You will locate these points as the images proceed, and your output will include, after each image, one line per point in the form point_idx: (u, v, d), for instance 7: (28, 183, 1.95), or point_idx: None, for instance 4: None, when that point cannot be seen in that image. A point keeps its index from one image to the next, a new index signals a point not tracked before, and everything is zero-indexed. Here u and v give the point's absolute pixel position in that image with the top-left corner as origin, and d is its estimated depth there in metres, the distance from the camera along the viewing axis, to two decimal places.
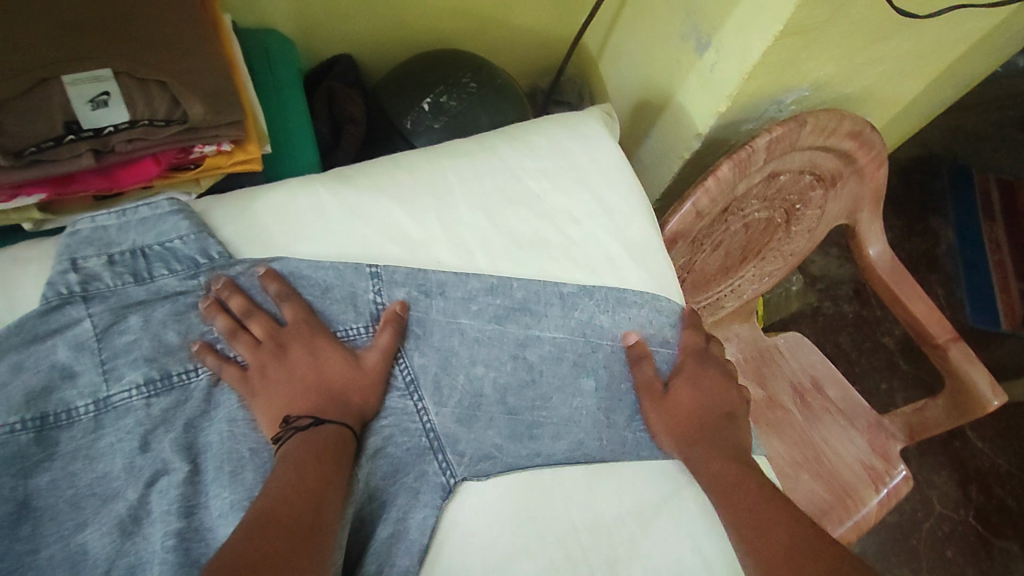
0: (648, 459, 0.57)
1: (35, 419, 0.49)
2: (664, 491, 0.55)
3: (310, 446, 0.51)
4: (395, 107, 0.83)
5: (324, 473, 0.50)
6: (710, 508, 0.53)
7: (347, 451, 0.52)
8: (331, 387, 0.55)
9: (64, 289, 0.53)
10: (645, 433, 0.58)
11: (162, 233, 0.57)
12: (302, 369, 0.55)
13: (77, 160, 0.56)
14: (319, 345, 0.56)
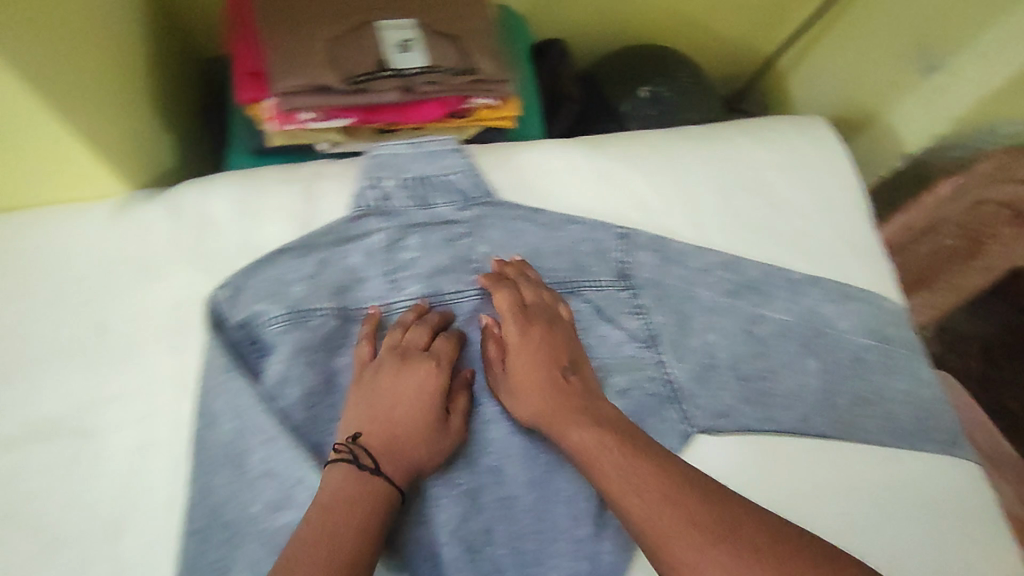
0: (565, 408, 0.53)
1: (339, 309, 0.59)
2: (633, 468, 0.47)
3: (345, 511, 0.45)
4: (613, 92, 0.86)
5: (338, 537, 0.44)
6: (666, 484, 0.45)
7: (388, 509, 0.47)
8: (397, 429, 0.51)
9: (368, 203, 0.62)
10: (550, 388, 0.54)
11: (445, 167, 0.64)
12: (390, 398, 0.52)
13: (380, 95, 0.62)
14: (415, 374, 0.54)
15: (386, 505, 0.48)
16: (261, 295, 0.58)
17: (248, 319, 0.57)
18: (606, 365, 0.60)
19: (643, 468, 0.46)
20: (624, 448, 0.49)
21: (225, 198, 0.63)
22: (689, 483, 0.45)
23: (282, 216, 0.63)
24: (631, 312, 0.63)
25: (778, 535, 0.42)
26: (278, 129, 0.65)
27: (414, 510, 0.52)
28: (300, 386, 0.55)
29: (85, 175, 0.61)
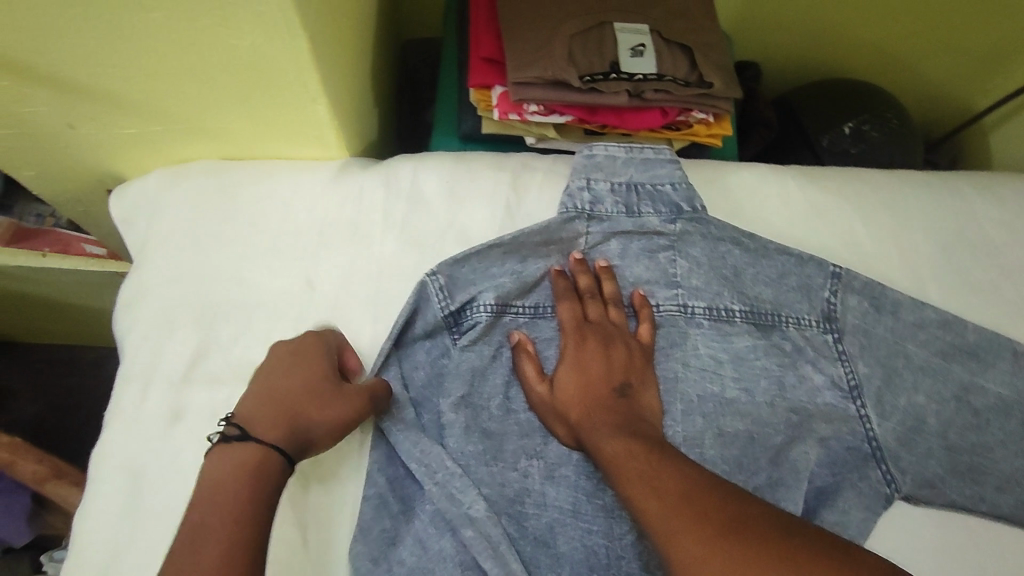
0: (584, 402, 0.52)
1: (532, 307, 0.59)
2: (681, 484, 0.45)
3: (230, 489, 0.42)
4: (813, 124, 0.83)
5: (248, 512, 0.41)
6: (702, 501, 0.43)
7: (283, 476, 0.45)
8: (292, 404, 0.48)
9: (577, 205, 0.60)
10: (597, 393, 0.53)
11: (657, 177, 0.62)
12: (277, 380, 0.49)
13: (608, 95, 0.62)
14: (311, 358, 0.51)
15: (280, 479, 0.45)
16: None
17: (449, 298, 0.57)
18: (802, 407, 0.57)
19: (671, 478, 0.46)
20: (655, 459, 0.47)
21: (436, 177, 0.64)
22: (712, 495, 0.44)
23: (489, 204, 0.63)
24: (833, 356, 0.59)
25: (789, 550, 0.39)
26: (495, 119, 0.66)
27: (584, 517, 0.52)
28: (486, 376, 0.56)
29: (310, 129, 0.62)
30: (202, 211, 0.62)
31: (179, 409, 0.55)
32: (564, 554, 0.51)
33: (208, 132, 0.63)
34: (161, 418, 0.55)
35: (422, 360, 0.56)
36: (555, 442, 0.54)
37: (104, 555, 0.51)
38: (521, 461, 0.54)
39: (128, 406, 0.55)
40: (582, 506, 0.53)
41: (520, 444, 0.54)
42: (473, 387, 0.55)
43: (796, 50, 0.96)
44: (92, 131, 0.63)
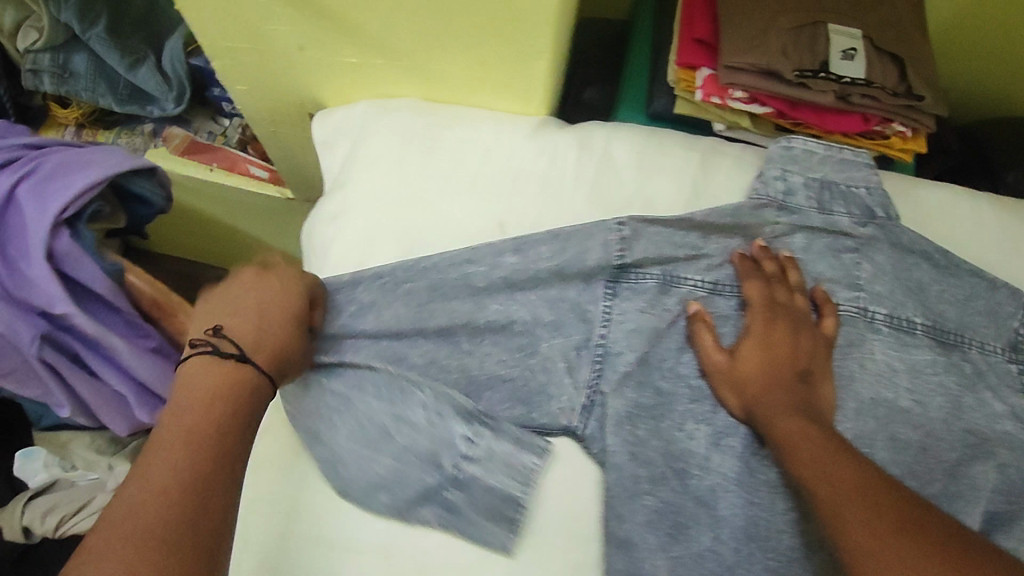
0: (765, 384, 0.53)
1: (710, 283, 0.59)
2: (849, 471, 0.46)
3: (195, 398, 0.44)
4: (1009, 158, 0.80)
5: (217, 409, 0.44)
6: (872, 490, 0.44)
7: (257, 397, 0.47)
8: (269, 319, 0.51)
9: (772, 195, 0.60)
10: (782, 377, 0.53)
11: (853, 179, 0.61)
12: (253, 296, 0.51)
13: (815, 93, 0.61)
14: (292, 286, 0.54)
15: (256, 389, 0.47)
16: (647, 251, 0.59)
17: (630, 263, 0.59)
18: (978, 429, 0.56)
19: (844, 467, 0.46)
20: (830, 448, 0.48)
21: (629, 144, 0.65)
22: (886, 489, 0.43)
23: (676, 178, 0.64)
24: (1016, 387, 0.58)
25: (964, 537, 0.39)
26: (692, 101, 0.66)
27: (748, 490, 0.54)
28: (659, 340, 0.57)
29: (517, 83, 0.63)
30: (406, 144, 0.65)
31: (351, 298, 0.58)
32: (724, 517, 0.53)
33: (419, 71, 0.65)
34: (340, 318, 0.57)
35: (600, 315, 0.58)
36: (723, 412, 0.56)
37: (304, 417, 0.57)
38: (687, 424, 0.55)
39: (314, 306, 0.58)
40: (745, 478, 0.54)
41: (688, 408, 0.56)
42: (651, 347, 0.57)
43: (993, 82, 0.92)
44: (316, 54, 0.67)
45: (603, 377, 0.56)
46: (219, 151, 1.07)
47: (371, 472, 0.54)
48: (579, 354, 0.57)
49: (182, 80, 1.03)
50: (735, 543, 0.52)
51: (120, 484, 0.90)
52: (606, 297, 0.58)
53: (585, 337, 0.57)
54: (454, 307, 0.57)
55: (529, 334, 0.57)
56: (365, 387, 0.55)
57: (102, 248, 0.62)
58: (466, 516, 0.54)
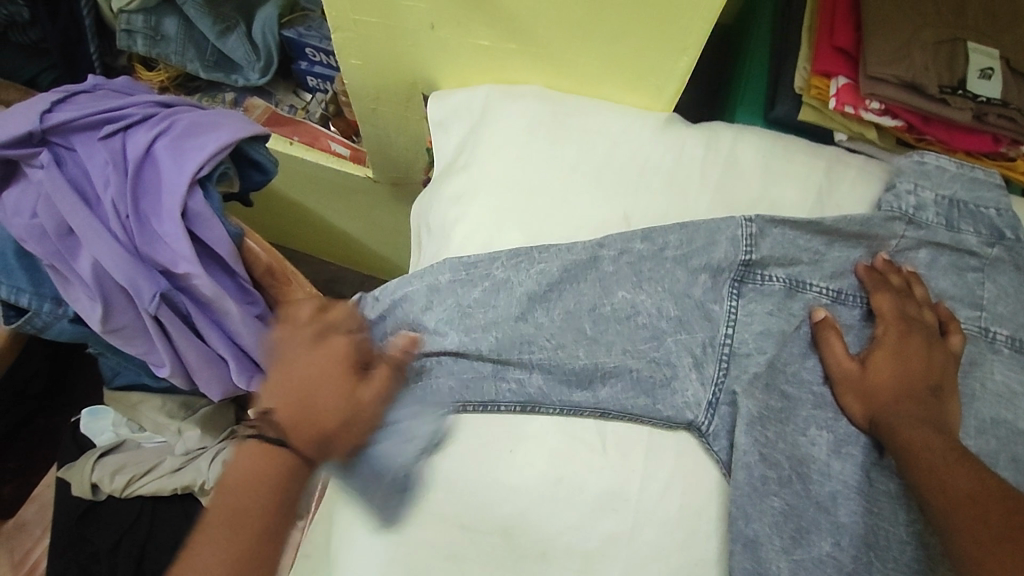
0: (895, 394, 0.54)
1: (835, 291, 0.60)
2: (961, 476, 0.48)
3: (237, 489, 0.45)
4: None
5: (261, 504, 0.44)
6: (984, 495, 0.46)
7: (297, 481, 0.46)
8: (319, 399, 0.47)
9: (902, 208, 0.61)
10: (914, 389, 0.54)
11: (982, 199, 0.62)
12: (304, 370, 0.48)
13: (951, 110, 0.62)
14: (357, 347, 0.51)
15: (293, 473, 0.46)
16: (774, 253, 0.58)
17: (757, 264, 0.58)
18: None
19: (962, 474, 0.48)
20: (949, 454, 0.49)
21: (754, 148, 0.65)
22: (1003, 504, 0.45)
23: (802, 185, 0.64)
24: None
25: None
26: (820, 108, 0.68)
27: (875, 502, 0.53)
28: (785, 344, 0.57)
29: (654, 78, 0.64)
30: (535, 130, 0.66)
31: (480, 276, 0.57)
32: (847, 525, 0.52)
33: (551, 59, 0.66)
34: (466, 298, 0.56)
35: (724, 315, 0.57)
36: (845, 420, 0.55)
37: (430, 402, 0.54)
38: (811, 429, 0.55)
39: (438, 286, 0.57)
40: (871, 488, 0.53)
41: (812, 413, 0.55)
42: (780, 351, 0.56)
43: None
44: (447, 35, 0.68)
45: (728, 376, 0.55)
46: (301, 125, 1.07)
47: (489, 456, 0.53)
48: (703, 351, 0.56)
49: (270, 50, 1.03)
50: (855, 551, 0.51)
51: (191, 448, 0.86)
52: (730, 298, 0.57)
53: (709, 336, 0.56)
54: (581, 294, 0.57)
55: (653, 326, 0.56)
56: (486, 372, 0.55)
57: (227, 210, 0.61)
58: (579, 504, 0.52)
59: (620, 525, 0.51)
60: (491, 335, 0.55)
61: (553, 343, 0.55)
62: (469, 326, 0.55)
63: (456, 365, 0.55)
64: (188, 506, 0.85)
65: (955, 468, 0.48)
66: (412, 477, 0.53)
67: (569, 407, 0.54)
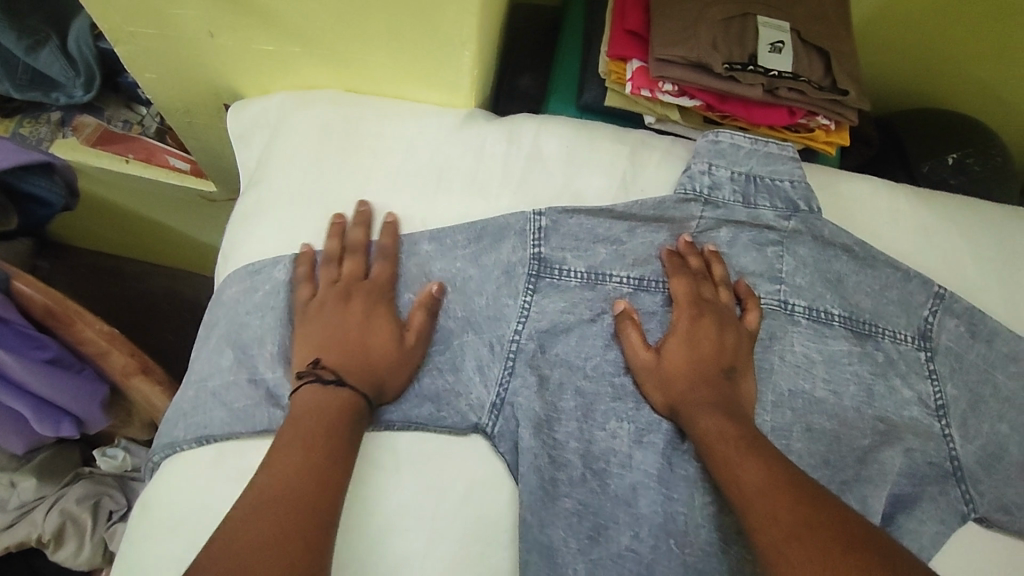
0: (692, 384, 0.54)
1: (636, 278, 0.60)
2: (753, 468, 0.48)
3: (308, 417, 0.48)
4: (921, 146, 0.81)
5: (310, 440, 0.47)
6: (771, 493, 0.46)
7: (346, 418, 0.49)
8: (357, 344, 0.53)
9: (696, 188, 0.61)
10: (710, 374, 0.55)
11: (777, 171, 0.62)
12: (342, 322, 0.54)
13: (742, 87, 0.61)
14: (371, 308, 0.55)
15: (344, 408, 0.50)
16: (563, 245, 0.59)
17: (549, 258, 0.58)
18: (892, 412, 0.59)
19: (754, 467, 0.48)
20: (742, 444, 0.50)
21: (557, 140, 0.64)
22: (791, 496, 0.45)
23: (605, 173, 0.63)
24: (923, 374, 0.60)
25: (850, 534, 0.42)
26: (624, 93, 0.66)
27: (668, 485, 0.53)
28: (581, 337, 0.57)
29: (444, 73, 0.62)
30: (329, 137, 0.63)
31: (260, 281, 0.57)
32: (644, 516, 0.53)
33: (341, 61, 0.63)
34: (245, 302, 0.57)
35: (517, 313, 0.57)
36: (646, 408, 0.56)
37: (210, 453, 0.52)
38: (611, 422, 0.55)
39: (226, 298, 0.58)
40: (667, 476, 0.54)
41: (611, 406, 0.56)
42: (574, 345, 0.57)
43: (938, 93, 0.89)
44: (229, 42, 0.64)
45: (513, 376, 0.55)
46: (135, 141, 1.01)
47: None
48: (489, 352, 0.56)
49: (90, 64, 0.95)
50: (654, 540, 0.52)
51: (26, 501, 0.82)
52: (526, 292, 0.57)
53: (496, 335, 0.56)
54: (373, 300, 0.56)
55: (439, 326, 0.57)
56: (268, 400, 0.52)
57: None
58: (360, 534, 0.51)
59: (414, 543, 0.51)
60: (268, 350, 0.55)
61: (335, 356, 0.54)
62: (244, 344, 0.55)
63: (229, 393, 0.53)
64: (32, 557, 0.84)
65: (746, 463, 0.48)
66: (185, 533, 0.50)
67: None
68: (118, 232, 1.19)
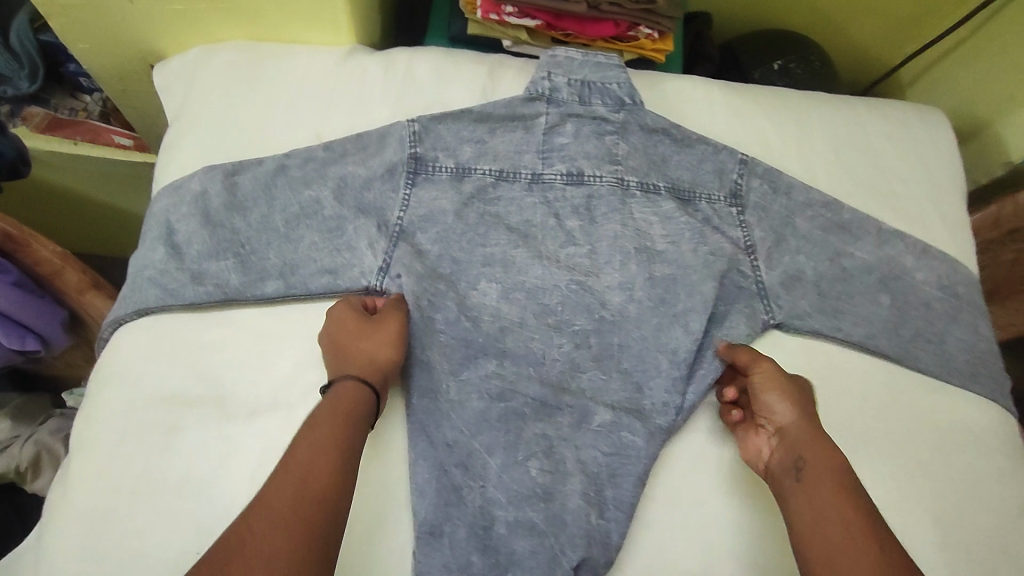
0: (791, 433, 0.61)
1: (497, 170, 0.72)
2: (808, 470, 0.58)
3: (331, 421, 0.54)
4: (752, 59, 0.98)
5: (335, 445, 0.53)
6: (828, 497, 0.55)
7: (359, 423, 0.55)
8: (377, 356, 0.60)
9: (538, 90, 0.73)
10: (807, 421, 0.61)
11: (607, 77, 0.74)
12: (364, 341, 0.60)
13: (569, 4, 0.75)
14: (392, 329, 0.62)
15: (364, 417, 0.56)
16: (434, 147, 0.70)
17: (424, 157, 0.69)
18: (719, 250, 0.72)
19: (820, 472, 0.57)
20: (812, 455, 0.59)
21: (428, 64, 0.77)
22: (848, 495, 0.55)
23: (469, 87, 0.76)
24: (735, 223, 0.74)
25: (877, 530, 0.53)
26: (480, 21, 0.80)
27: (528, 326, 0.68)
28: (451, 218, 0.69)
29: (325, 13, 0.75)
30: (236, 74, 0.75)
31: (182, 190, 0.67)
32: (508, 349, 0.66)
33: (239, 11, 0.75)
34: (175, 213, 0.66)
35: (398, 202, 0.68)
36: (510, 272, 0.69)
37: (148, 322, 0.63)
38: (482, 283, 0.68)
39: (155, 211, 0.68)
40: (527, 318, 0.68)
41: (483, 271, 0.69)
42: (445, 224, 0.69)
43: (766, 15, 1.06)
44: (144, 5, 0.75)
45: (396, 250, 0.67)
46: (81, 124, 1.10)
47: (190, 358, 0.61)
48: (378, 233, 0.67)
49: (32, 56, 1.04)
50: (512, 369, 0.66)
51: (5, 438, 0.91)
52: (406, 187, 0.69)
53: (383, 220, 0.68)
54: (276, 199, 0.67)
55: (336, 218, 0.67)
56: (188, 280, 0.63)
57: None
58: (266, 382, 0.61)
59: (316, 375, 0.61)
60: (194, 248, 0.65)
61: (246, 250, 0.65)
62: (176, 242, 0.65)
63: (163, 276, 0.63)
64: (13, 496, 0.92)
65: (814, 474, 0.57)
66: (125, 385, 0.60)
67: (266, 299, 0.64)
68: (76, 225, 1.28)
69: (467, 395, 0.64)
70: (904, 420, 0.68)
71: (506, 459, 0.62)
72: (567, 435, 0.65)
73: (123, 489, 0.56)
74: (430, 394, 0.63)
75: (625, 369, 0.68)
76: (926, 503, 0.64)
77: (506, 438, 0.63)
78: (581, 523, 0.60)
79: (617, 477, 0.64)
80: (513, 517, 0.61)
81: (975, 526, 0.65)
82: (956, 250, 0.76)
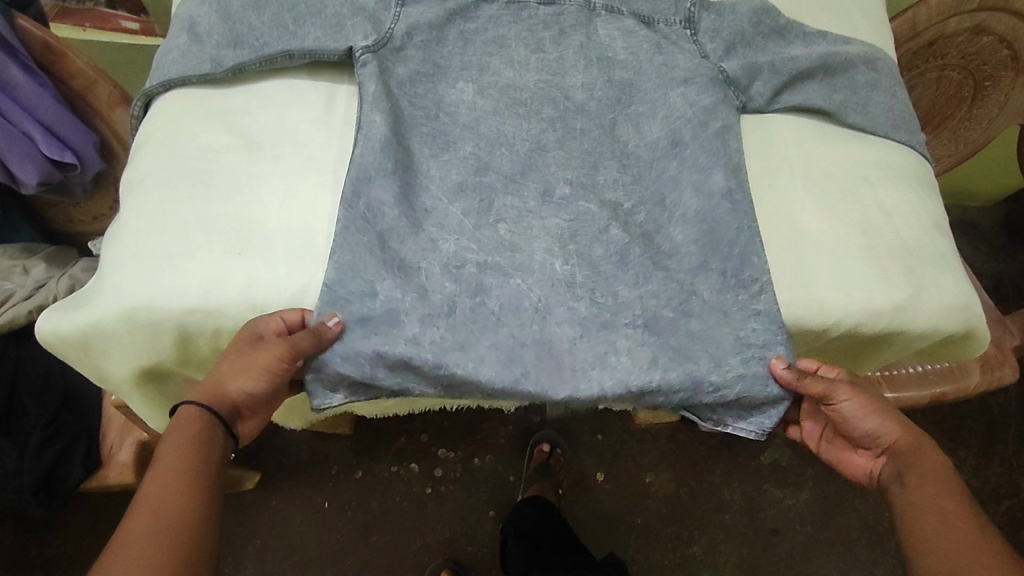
0: (904, 447, 0.67)
1: None
2: (916, 480, 0.65)
3: (189, 439, 0.60)
4: None
5: (191, 460, 0.59)
6: (930, 497, 0.63)
7: (208, 435, 0.62)
8: (229, 379, 0.63)
9: None
10: (909, 435, 0.68)
11: None
12: (226, 366, 0.63)
13: None
14: (247, 348, 0.62)
15: (211, 430, 0.62)
16: None
17: None
18: (671, 60, 0.80)
19: (920, 476, 0.65)
20: (909, 464, 0.66)
21: None
22: (939, 488, 0.63)
23: None
24: (690, 30, 0.81)
25: (972, 518, 0.60)
26: None
27: (499, 114, 0.77)
28: (438, 29, 0.79)
29: None
30: None
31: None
32: (483, 131, 0.76)
33: None
34: (198, 10, 0.76)
35: (391, 16, 0.77)
36: (482, 77, 0.79)
37: (181, 93, 0.73)
38: (460, 83, 0.79)
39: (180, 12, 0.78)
40: (499, 108, 0.78)
41: (460, 74, 0.79)
42: (431, 35, 0.79)
43: None
44: None
45: (391, 51, 0.77)
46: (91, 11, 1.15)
47: (218, 124, 0.71)
48: (374, 34, 0.76)
49: None
50: (487, 147, 0.76)
51: (38, 279, 1.01)
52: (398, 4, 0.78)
53: (378, 25, 0.77)
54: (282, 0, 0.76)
55: (337, 17, 0.76)
56: (208, 61, 0.73)
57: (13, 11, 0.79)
58: (284, 140, 0.72)
59: (321, 137, 0.73)
60: (214, 37, 0.74)
61: (260, 42, 0.74)
62: (198, 32, 0.75)
63: (186, 57, 0.74)
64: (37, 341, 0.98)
65: (919, 484, 0.64)
66: (163, 143, 0.70)
67: (288, 80, 0.75)
68: None
69: (448, 173, 0.74)
70: (834, 159, 0.80)
71: (481, 218, 0.72)
72: (535, 207, 0.74)
73: (167, 221, 0.66)
74: (413, 165, 0.73)
75: (586, 149, 0.77)
76: (861, 219, 0.76)
77: (480, 204, 0.73)
78: (547, 274, 0.70)
79: (578, 236, 0.73)
80: (483, 259, 0.70)
81: (897, 236, 0.76)
82: (879, 43, 0.89)
